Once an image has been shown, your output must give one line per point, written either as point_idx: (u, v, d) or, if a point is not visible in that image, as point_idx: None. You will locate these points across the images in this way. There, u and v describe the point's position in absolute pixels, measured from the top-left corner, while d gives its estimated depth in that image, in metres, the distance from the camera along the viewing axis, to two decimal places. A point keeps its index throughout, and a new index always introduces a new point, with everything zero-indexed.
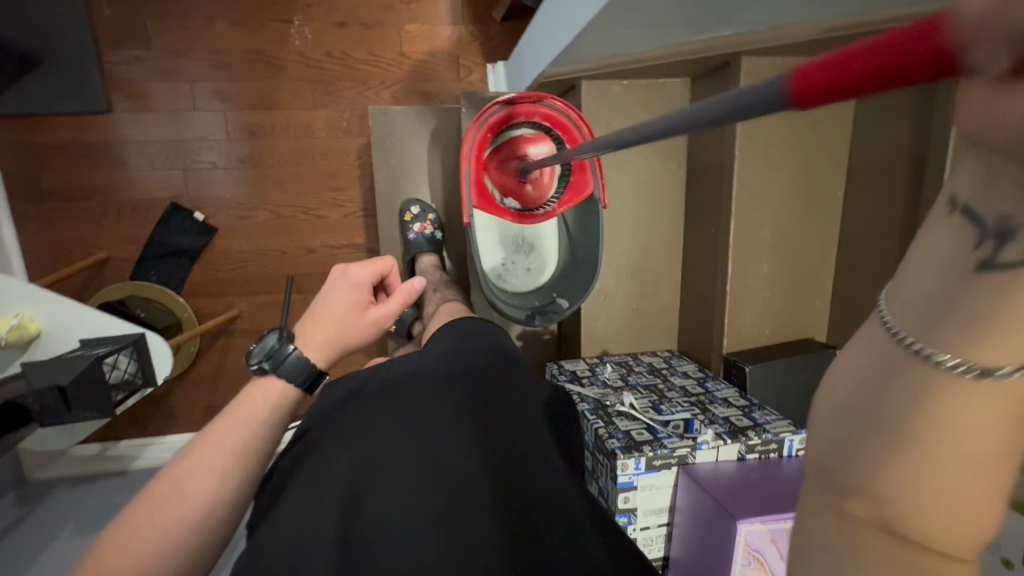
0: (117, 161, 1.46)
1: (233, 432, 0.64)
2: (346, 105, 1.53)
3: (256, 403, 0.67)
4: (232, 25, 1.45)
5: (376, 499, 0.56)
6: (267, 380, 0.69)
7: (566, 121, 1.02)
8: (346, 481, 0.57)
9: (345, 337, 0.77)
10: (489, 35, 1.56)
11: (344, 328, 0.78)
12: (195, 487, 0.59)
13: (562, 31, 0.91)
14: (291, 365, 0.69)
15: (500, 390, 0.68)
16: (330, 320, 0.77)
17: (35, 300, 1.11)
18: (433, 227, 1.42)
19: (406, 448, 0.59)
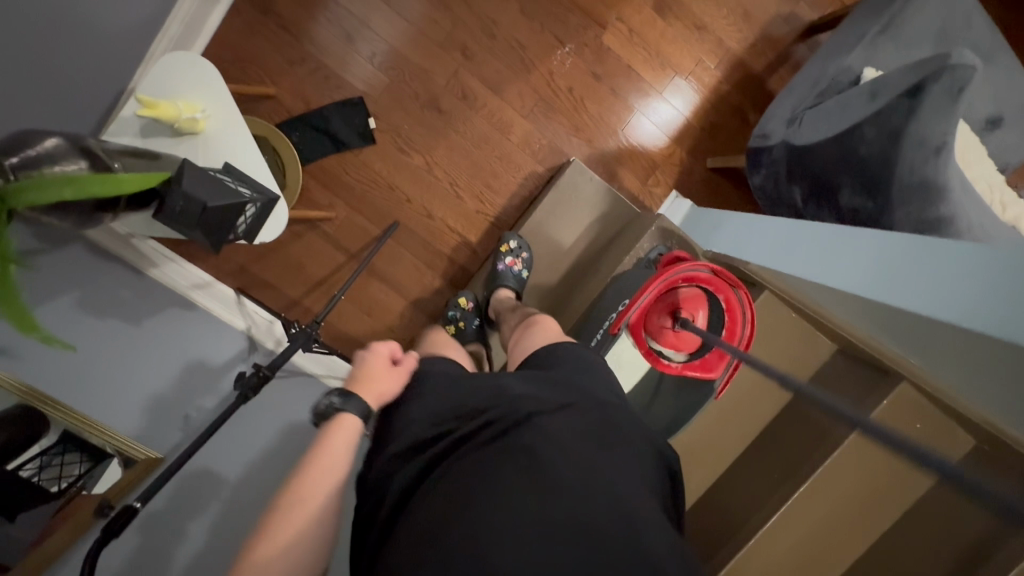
0: (344, 33, 1.48)
1: (326, 453, 0.73)
2: (550, 135, 1.59)
3: (334, 431, 0.75)
4: (519, 11, 1.51)
5: (494, 507, 0.59)
6: (339, 427, 0.75)
7: (738, 316, 1.07)
8: (503, 485, 0.61)
9: (384, 396, 0.81)
10: (692, 170, 1.65)
11: (387, 397, 0.81)
12: (306, 497, 0.69)
13: (802, 261, 1.04)
14: (353, 417, 0.76)
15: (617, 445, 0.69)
16: (369, 394, 0.79)
17: (222, 108, 1.11)
18: (522, 266, 1.44)
19: (528, 470, 0.62)
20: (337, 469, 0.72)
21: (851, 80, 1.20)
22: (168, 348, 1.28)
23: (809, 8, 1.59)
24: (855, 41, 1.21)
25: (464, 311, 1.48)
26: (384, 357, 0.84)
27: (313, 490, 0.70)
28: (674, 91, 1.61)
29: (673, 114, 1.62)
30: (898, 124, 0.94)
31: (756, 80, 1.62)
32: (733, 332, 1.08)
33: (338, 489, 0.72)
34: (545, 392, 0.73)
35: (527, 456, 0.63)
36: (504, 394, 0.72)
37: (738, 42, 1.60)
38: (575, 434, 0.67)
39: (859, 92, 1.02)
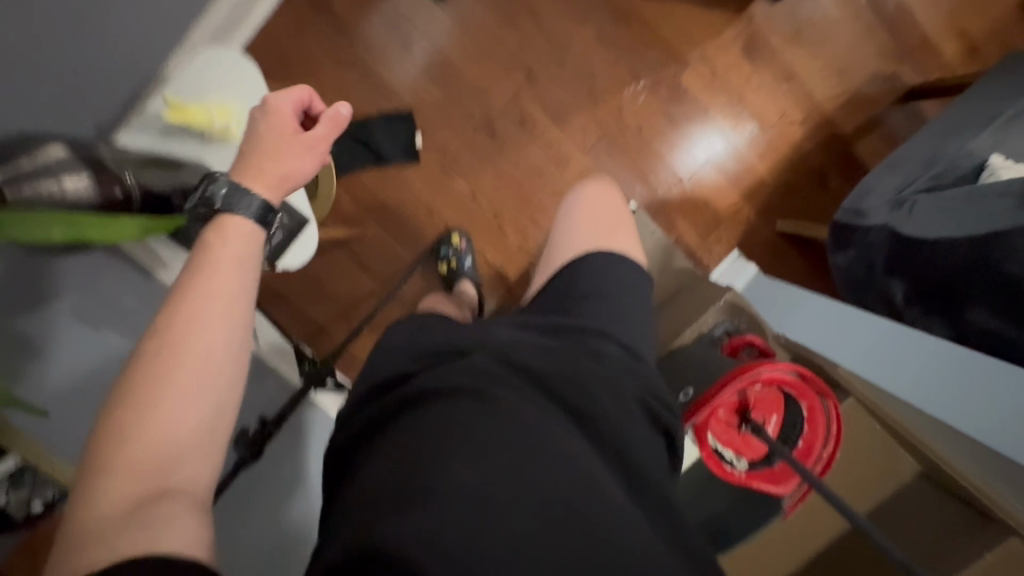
0: (401, 39, 1.35)
1: (201, 277, 0.55)
2: (609, 175, 1.44)
3: (218, 239, 0.59)
4: (596, 38, 1.37)
5: (457, 451, 0.55)
6: (224, 230, 0.59)
7: (822, 431, 0.92)
8: (458, 416, 0.58)
9: (291, 177, 0.66)
10: (759, 231, 1.49)
11: (294, 177, 0.67)
12: (188, 333, 0.53)
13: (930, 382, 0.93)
14: (244, 218, 0.60)
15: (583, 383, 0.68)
16: (271, 170, 0.65)
17: (260, 116, 0.97)
18: (540, 259, 1.32)
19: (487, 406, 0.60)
20: (217, 317, 0.54)
21: (975, 164, 1.04)
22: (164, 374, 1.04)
23: (913, 71, 1.44)
24: (979, 123, 1.09)
25: (458, 250, 1.36)
26: (288, 117, 0.69)
27: (196, 340, 0.52)
28: (751, 143, 1.46)
29: (728, 151, 1.46)
30: None
31: (843, 142, 1.47)
32: (810, 447, 0.93)
33: (229, 326, 0.55)
34: (549, 352, 0.71)
35: (484, 392, 0.61)
36: (504, 345, 0.70)
37: (828, 98, 1.45)
38: (534, 359, 0.68)
39: (1006, 198, 0.92)
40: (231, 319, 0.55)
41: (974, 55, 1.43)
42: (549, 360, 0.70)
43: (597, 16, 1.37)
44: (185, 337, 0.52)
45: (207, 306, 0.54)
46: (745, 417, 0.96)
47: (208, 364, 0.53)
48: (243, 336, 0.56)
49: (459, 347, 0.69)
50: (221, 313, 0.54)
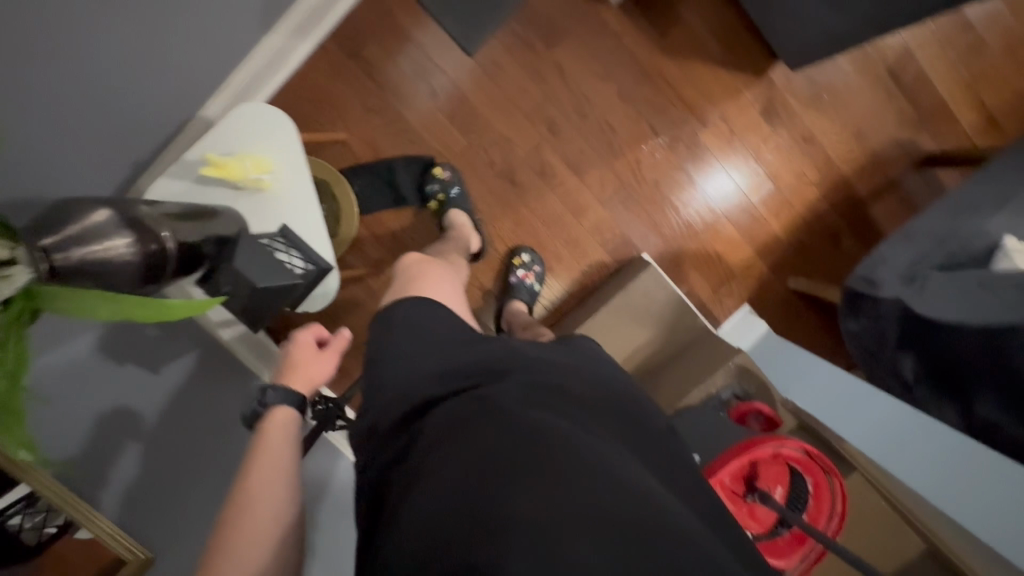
0: (429, 88, 1.40)
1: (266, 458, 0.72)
2: (625, 226, 1.47)
3: (272, 421, 0.77)
4: (618, 94, 1.41)
5: (511, 481, 0.49)
6: (273, 420, 0.78)
7: (826, 506, 0.92)
8: (498, 441, 0.53)
9: (314, 378, 0.88)
10: (771, 287, 1.50)
11: (318, 380, 0.89)
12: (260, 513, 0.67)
13: (922, 461, 0.95)
14: (285, 406, 0.80)
15: (608, 392, 0.65)
16: (298, 378, 0.87)
17: (292, 167, 1.02)
18: (534, 280, 1.42)
19: (531, 428, 0.54)
20: (278, 478, 0.71)
21: (986, 246, 1.06)
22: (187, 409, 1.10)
23: (931, 138, 1.45)
24: (990, 205, 1.11)
25: (443, 182, 1.35)
26: (310, 345, 0.92)
27: (262, 499, 0.68)
28: (766, 202, 1.48)
29: (734, 190, 1.47)
30: None
31: (858, 204, 1.48)
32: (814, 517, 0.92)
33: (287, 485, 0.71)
34: (556, 366, 0.66)
35: (524, 412, 0.56)
36: (519, 356, 0.66)
37: (845, 161, 1.46)
38: (560, 378, 0.63)
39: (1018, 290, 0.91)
40: (286, 477, 0.72)
41: (993, 126, 1.45)
42: (561, 369, 0.65)
43: (620, 73, 1.40)
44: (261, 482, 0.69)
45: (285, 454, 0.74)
46: (752, 487, 0.95)
47: (270, 527, 0.67)
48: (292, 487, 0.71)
49: (481, 365, 0.65)
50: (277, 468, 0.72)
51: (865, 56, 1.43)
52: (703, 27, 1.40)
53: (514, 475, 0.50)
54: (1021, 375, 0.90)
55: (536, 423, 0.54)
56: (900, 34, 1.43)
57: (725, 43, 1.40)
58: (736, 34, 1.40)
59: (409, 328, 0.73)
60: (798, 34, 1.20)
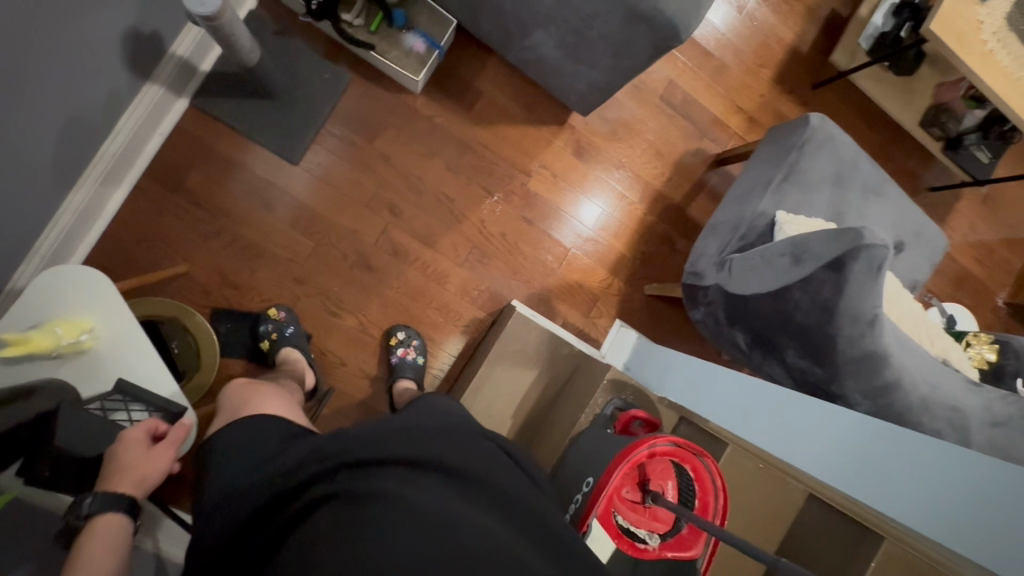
0: (262, 202, 1.42)
1: None
2: (488, 280, 1.56)
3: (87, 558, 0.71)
4: (446, 167, 1.52)
5: (350, 553, 0.53)
6: (93, 530, 0.74)
7: (709, 487, 1.00)
8: (335, 520, 0.56)
9: (143, 478, 0.82)
10: (633, 298, 1.66)
11: (150, 477, 0.83)
12: None
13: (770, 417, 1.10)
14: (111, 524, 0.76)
15: (446, 437, 0.71)
16: (126, 480, 0.81)
17: (116, 319, 0.98)
18: (415, 354, 1.44)
19: (367, 494, 0.58)
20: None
21: (767, 223, 1.24)
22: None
23: (714, 143, 1.73)
24: (762, 187, 1.29)
25: (278, 322, 1.35)
26: (141, 441, 0.85)
27: None
28: (604, 227, 1.65)
29: (577, 227, 1.63)
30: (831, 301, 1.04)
31: (678, 209, 1.70)
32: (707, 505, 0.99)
33: None
34: (384, 436, 0.67)
35: (358, 485, 0.59)
36: (346, 436, 0.67)
37: (655, 177, 1.69)
38: (394, 441, 0.66)
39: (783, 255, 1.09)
40: None
41: (755, 123, 1.76)
42: (393, 432, 0.68)
43: (442, 149, 1.52)
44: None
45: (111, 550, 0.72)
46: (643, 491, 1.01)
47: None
48: None
49: (318, 455, 0.66)
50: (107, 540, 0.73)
51: (641, 91, 1.68)
52: (503, 95, 1.58)
53: (350, 545, 0.53)
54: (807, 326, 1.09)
55: (364, 496, 0.58)
56: (662, 68, 1.71)
57: (525, 104, 1.59)
58: (532, 95, 1.60)
59: (230, 449, 0.77)
60: (574, 89, 1.40)
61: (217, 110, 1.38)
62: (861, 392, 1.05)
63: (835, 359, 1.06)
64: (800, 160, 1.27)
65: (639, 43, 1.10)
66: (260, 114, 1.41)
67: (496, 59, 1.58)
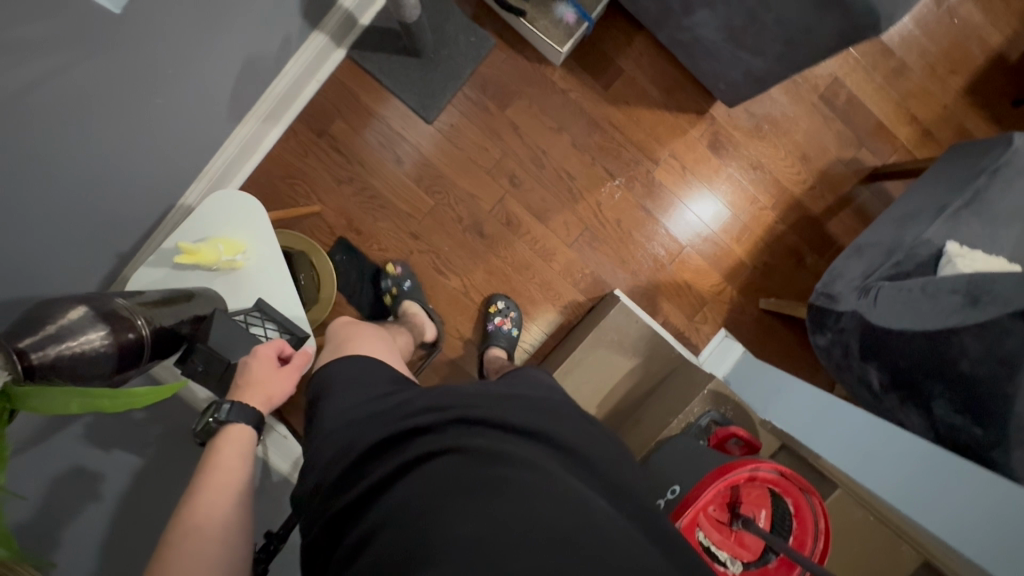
0: (393, 156, 1.48)
1: (213, 487, 0.74)
2: (593, 265, 1.52)
3: (226, 448, 0.80)
4: (572, 144, 1.49)
5: (453, 509, 0.52)
6: (228, 436, 0.81)
7: (808, 527, 0.92)
8: (439, 472, 0.56)
9: (270, 391, 0.88)
10: (743, 310, 1.54)
11: (276, 397, 0.89)
12: (212, 532, 0.70)
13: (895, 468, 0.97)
14: (242, 425, 0.83)
15: (552, 413, 0.70)
16: (258, 394, 0.87)
17: (264, 246, 1.08)
18: (511, 325, 1.45)
19: (474, 455, 0.58)
20: (230, 484, 0.76)
21: (931, 252, 1.09)
22: (186, 473, 1.13)
23: (872, 154, 1.53)
24: (931, 211, 1.12)
25: (395, 278, 1.44)
26: (270, 358, 0.91)
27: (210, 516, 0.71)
28: (726, 228, 1.54)
29: (697, 225, 1.54)
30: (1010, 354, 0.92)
31: (814, 223, 1.54)
32: (801, 542, 0.92)
33: (229, 507, 0.73)
34: (497, 398, 0.69)
35: (466, 446, 0.59)
36: (456, 393, 0.69)
37: (794, 183, 1.54)
38: (504, 408, 0.67)
39: (956, 294, 0.98)
40: (235, 487, 0.76)
41: (928, 138, 1.53)
42: (501, 399, 0.69)
43: (572, 125, 1.49)
44: (212, 502, 0.72)
45: (234, 477, 0.77)
46: (735, 516, 0.95)
47: (224, 521, 0.72)
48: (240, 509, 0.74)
49: (425, 404, 0.68)
50: (237, 453, 0.80)
51: (796, 87, 1.53)
52: (643, 76, 1.50)
53: (453, 498, 0.53)
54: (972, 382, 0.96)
55: (483, 455, 0.58)
56: (827, 64, 1.53)
57: (665, 89, 1.51)
58: (674, 79, 1.51)
59: (345, 386, 0.78)
60: (727, 77, 1.30)
61: (367, 62, 1.45)
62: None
63: (997, 419, 0.93)
64: (988, 188, 1.09)
65: (823, 30, 0.98)
66: (404, 69, 1.45)
67: (642, 38, 1.51)
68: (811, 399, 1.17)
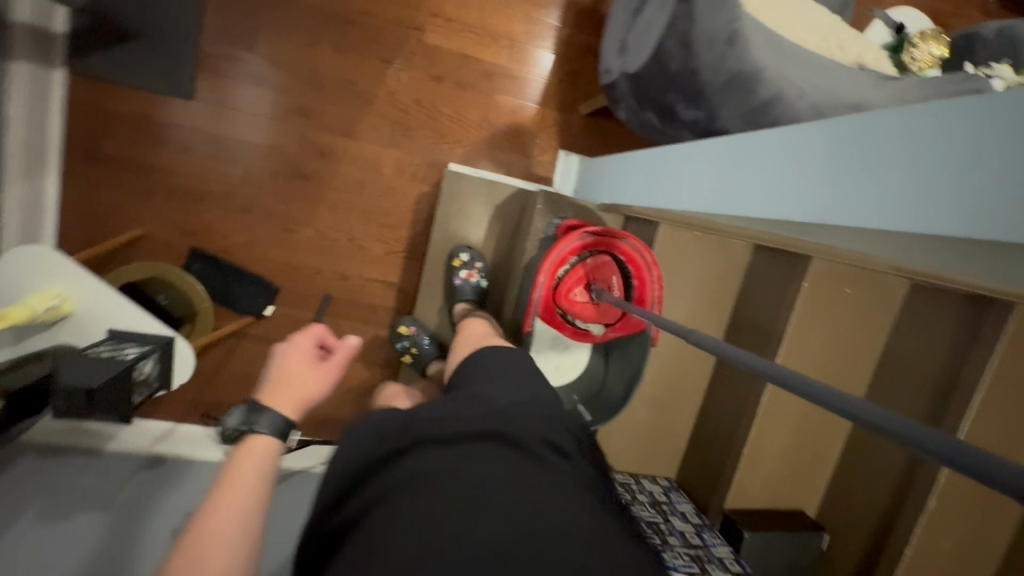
0: (179, 147, 1.45)
1: (232, 497, 0.66)
2: (418, 152, 1.56)
3: (250, 454, 0.73)
4: (336, 51, 1.47)
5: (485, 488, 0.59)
6: (252, 444, 0.74)
7: (641, 262, 1.05)
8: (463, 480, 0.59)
9: (301, 395, 0.86)
10: (569, 123, 1.61)
11: (305, 400, 0.86)
12: (219, 537, 0.62)
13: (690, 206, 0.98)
14: (269, 435, 0.77)
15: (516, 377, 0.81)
16: (281, 401, 0.84)
17: (75, 281, 1.09)
18: (478, 275, 1.44)
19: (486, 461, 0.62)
20: (250, 491, 0.69)
21: None
22: (152, 495, 1.33)
23: None
24: None
25: (412, 337, 1.44)
26: (307, 351, 0.91)
27: (220, 518, 0.64)
28: (517, 56, 1.56)
29: (493, 67, 1.55)
30: (686, 31, 0.85)
31: (589, 12, 1.57)
32: (644, 297, 1.05)
33: (252, 508, 0.67)
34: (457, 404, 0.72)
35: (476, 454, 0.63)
36: (420, 421, 0.69)
37: None
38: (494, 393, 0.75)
39: None
40: (250, 498, 0.68)
41: None
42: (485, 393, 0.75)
43: (325, 33, 1.46)
44: (218, 521, 0.64)
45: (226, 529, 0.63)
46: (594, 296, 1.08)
47: (240, 522, 0.65)
48: (257, 506, 0.68)
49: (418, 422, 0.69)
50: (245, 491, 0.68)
51: None
52: None
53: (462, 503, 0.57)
54: (682, 78, 0.90)
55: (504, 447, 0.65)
56: None
57: None
58: None
59: (354, 429, 0.73)
60: None
61: (91, 67, 1.37)
62: (736, 121, 0.86)
63: (706, 103, 0.89)
64: None
65: None
66: (130, 57, 1.37)
67: None
68: (623, 164, 1.23)
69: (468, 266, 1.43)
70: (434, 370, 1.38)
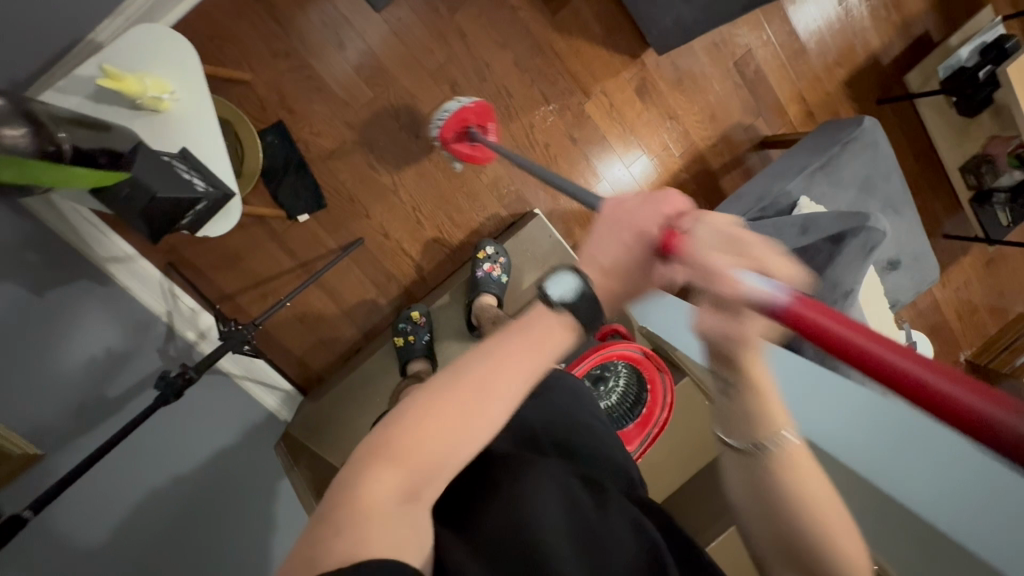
0: (335, 38, 1.46)
1: (498, 363, 0.59)
2: (519, 182, 1.63)
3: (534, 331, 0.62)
4: (514, 64, 1.56)
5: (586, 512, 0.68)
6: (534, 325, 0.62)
7: (660, 400, 1.16)
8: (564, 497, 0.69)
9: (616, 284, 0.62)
10: None
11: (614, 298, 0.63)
12: (459, 431, 0.57)
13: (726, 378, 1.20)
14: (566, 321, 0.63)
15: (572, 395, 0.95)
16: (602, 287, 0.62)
17: (189, 88, 1.03)
18: (500, 272, 1.47)
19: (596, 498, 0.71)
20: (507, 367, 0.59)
21: (789, 203, 1.33)
22: (85, 303, 1.21)
23: (767, 124, 1.75)
24: (796, 170, 1.36)
25: (416, 325, 1.46)
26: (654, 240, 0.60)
27: (466, 387, 0.58)
28: (639, 169, 1.71)
29: (618, 163, 1.69)
30: (819, 266, 1.06)
31: (711, 176, 1.75)
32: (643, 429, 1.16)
33: (513, 397, 0.59)
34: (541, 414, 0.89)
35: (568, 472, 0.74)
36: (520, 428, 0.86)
37: (702, 139, 1.73)
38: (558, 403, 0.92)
39: None
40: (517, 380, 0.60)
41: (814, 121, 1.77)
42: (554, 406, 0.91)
43: (516, 45, 1.55)
44: (467, 389, 0.58)
45: (473, 444, 0.58)
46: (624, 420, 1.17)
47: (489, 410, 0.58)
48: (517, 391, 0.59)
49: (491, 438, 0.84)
50: (457, 410, 0.57)
51: (718, 50, 1.69)
52: (590, 10, 1.58)
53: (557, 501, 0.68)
54: None
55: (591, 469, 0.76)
56: (746, 34, 1.70)
57: (606, 26, 1.60)
58: (617, 19, 1.60)
59: None
60: (659, 24, 1.41)
61: None
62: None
63: None
64: (839, 155, 1.34)
65: None
66: None
67: None
68: None
69: (491, 260, 1.46)
70: (419, 369, 1.39)
